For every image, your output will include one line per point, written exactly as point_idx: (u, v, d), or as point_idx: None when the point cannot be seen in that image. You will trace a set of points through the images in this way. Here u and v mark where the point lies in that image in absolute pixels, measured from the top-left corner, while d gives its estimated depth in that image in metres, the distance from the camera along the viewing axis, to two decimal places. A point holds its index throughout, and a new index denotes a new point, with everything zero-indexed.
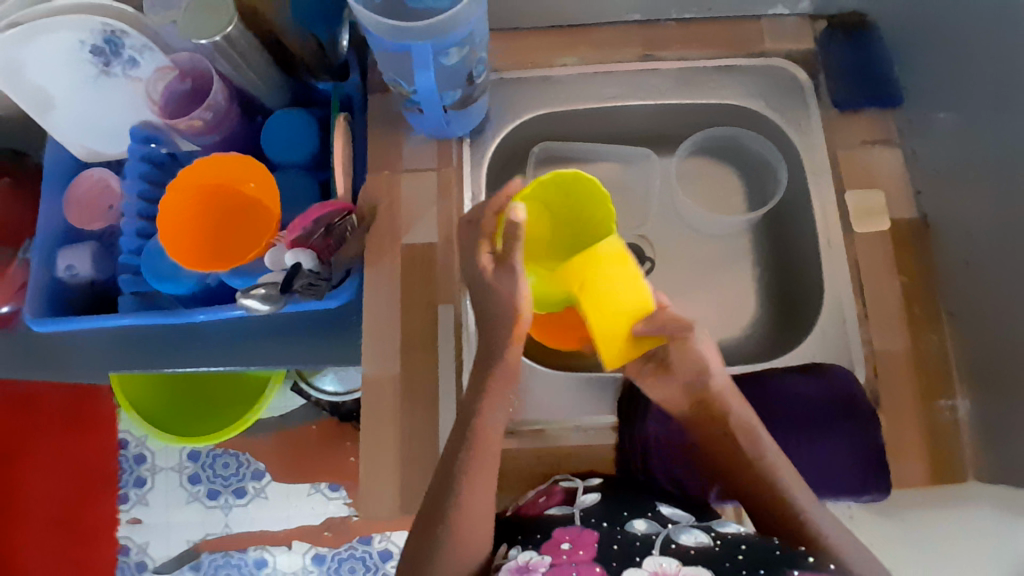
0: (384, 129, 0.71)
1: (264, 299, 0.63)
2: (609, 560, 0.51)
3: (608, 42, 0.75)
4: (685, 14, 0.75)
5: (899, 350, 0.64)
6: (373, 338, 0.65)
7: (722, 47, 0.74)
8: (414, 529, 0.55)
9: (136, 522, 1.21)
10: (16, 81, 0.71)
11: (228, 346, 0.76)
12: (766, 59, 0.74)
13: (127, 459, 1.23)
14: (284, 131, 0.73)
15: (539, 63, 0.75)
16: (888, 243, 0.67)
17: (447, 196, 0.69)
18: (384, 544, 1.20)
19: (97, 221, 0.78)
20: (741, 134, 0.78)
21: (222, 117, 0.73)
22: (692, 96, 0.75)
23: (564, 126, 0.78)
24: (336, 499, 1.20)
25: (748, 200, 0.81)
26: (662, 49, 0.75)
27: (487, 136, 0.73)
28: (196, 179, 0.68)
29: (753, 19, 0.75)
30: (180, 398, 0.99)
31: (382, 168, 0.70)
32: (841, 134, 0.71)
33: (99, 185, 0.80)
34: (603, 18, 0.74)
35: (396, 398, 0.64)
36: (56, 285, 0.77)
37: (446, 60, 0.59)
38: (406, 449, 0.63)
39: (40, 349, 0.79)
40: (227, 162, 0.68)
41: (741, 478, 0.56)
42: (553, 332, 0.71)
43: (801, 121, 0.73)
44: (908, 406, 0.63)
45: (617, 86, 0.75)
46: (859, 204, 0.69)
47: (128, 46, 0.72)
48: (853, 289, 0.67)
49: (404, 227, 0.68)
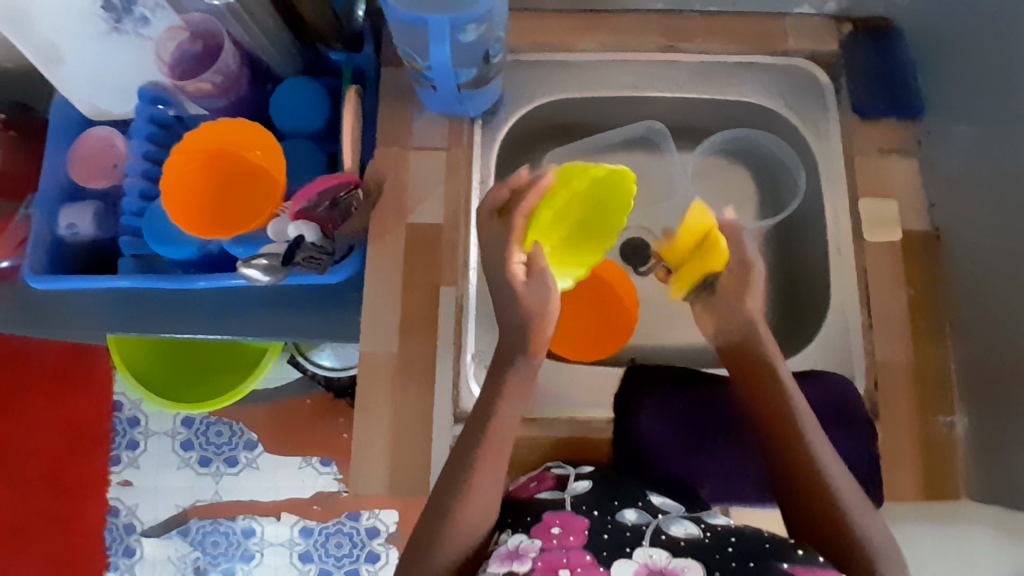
0: (396, 106, 0.70)
1: (265, 269, 0.63)
2: (599, 549, 0.50)
3: (628, 31, 0.73)
4: (709, 7, 0.73)
5: (898, 362, 0.64)
6: (374, 315, 0.65)
7: (744, 44, 0.73)
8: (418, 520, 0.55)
9: (127, 484, 1.21)
10: (28, 33, 0.70)
11: (227, 315, 0.75)
12: (787, 58, 0.73)
13: (121, 422, 1.23)
14: (295, 100, 0.72)
15: (557, 47, 0.73)
16: (897, 252, 0.66)
17: (455, 177, 0.68)
18: (371, 521, 1.21)
19: (101, 179, 0.77)
20: (759, 136, 0.77)
21: (231, 81, 0.71)
22: (708, 90, 0.73)
23: (578, 115, 0.77)
24: (326, 474, 1.21)
25: (760, 205, 0.80)
26: (683, 42, 0.73)
27: (502, 118, 0.72)
28: (201, 144, 0.67)
29: (779, 17, 0.73)
30: (176, 363, 0.99)
31: (391, 144, 0.69)
32: (859, 141, 0.70)
33: (104, 144, 0.78)
34: (625, 5, 0.73)
35: (391, 377, 0.64)
36: (58, 242, 0.76)
37: (463, 36, 0.58)
38: (399, 429, 0.63)
39: (38, 307, 0.79)
40: (231, 128, 0.67)
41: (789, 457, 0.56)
42: (571, 340, 0.72)
43: (819, 123, 0.72)
44: (905, 418, 0.62)
45: (636, 77, 0.73)
46: (871, 212, 0.68)
47: (140, 3, 0.70)
48: (860, 297, 0.66)
49: (410, 206, 0.67)
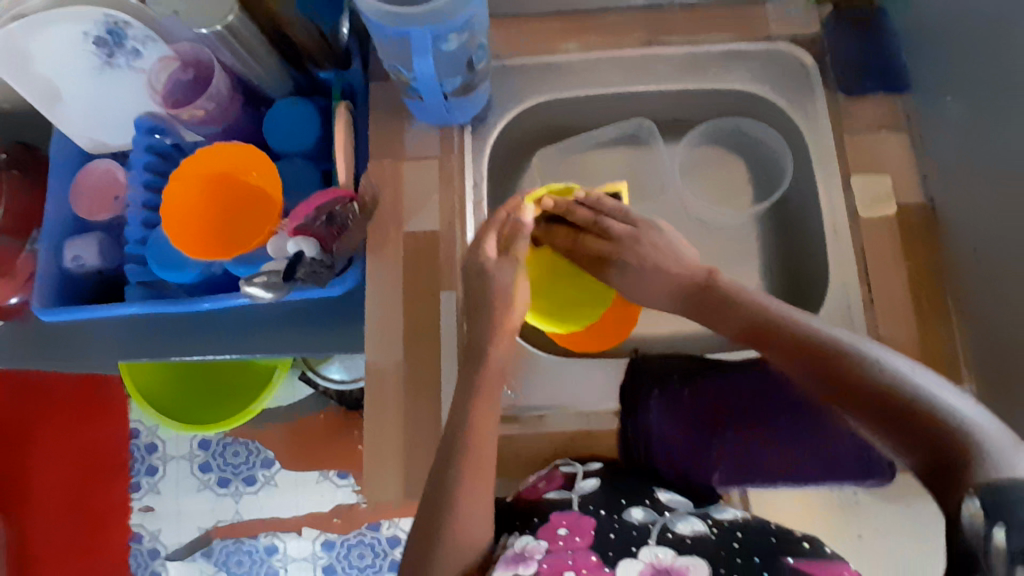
0: (386, 117, 0.71)
1: (266, 286, 0.65)
2: (606, 549, 0.51)
3: (610, 29, 0.74)
4: None
5: (904, 336, 0.64)
6: (379, 326, 0.66)
7: (726, 32, 0.73)
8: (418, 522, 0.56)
9: (148, 510, 1.23)
10: (24, 72, 0.72)
11: (233, 335, 0.76)
12: (771, 43, 0.73)
13: (139, 449, 1.24)
14: (286, 120, 0.73)
15: (542, 49, 0.74)
16: (893, 228, 0.67)
17: (449, 184, 0.69)
18: (392, 530, 1.21)
19: (105, 211, 0.79)
20: (739, 122, 0.78)
21: (224, 105, 0.72)
22: (694, 81, 0.74)
23: (567, 114, 0.77)
24: (344, 487, 1.22)
25: (755, 192, 0.81)
26: (666, 35, 0.74)
27: (492, 122, 0.73)
28: (199, 168, 0.68)
29: (759, 3, 0.74)
30: (188, 386, 1.00)
31: (385, 157, 0.70)
32: (847, 119, 0.70)
33: (106, 177, 0.80)
34: (605, 3, 0.74)
35: (399, 385, 0.65)
36: (65, 274, 0.78)
37: (446, 46, 0.59)
38: (411, 436, 0.64)
39: (53, 340, 0.81)
40: (229, 151, 0.68)
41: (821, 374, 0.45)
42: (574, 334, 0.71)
43: (806, 104, 0.72)
44: None
45: (622, 72, 0.74)
46: (865, 189, 0.68)
47: (131, 37, 0.71)
48: (859, 275, 0.66)
49: (407, 216, 0.68)
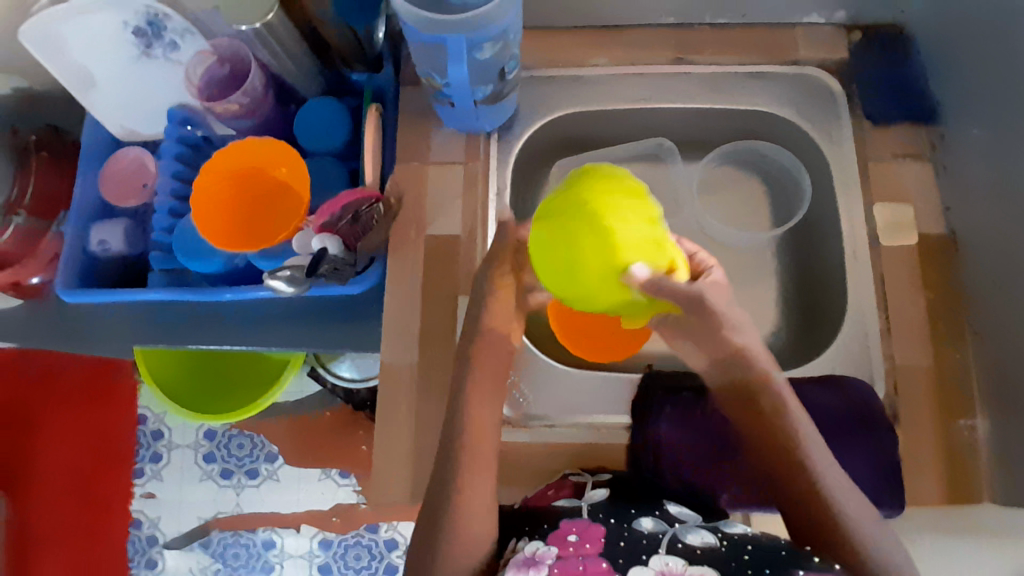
0: (414, 121, 0.72)
1: (289, 281, 0.65)
2: (616, 556, 0.51)
3: (639, 45, 0.75)
4: (719, 19, 0.75)
5: (920, 366, 0.64)
6: (394, 325, 0.67)
7: (754, 54, 0.74)
8: (419, 527, 0.56)
9: (150, 496, 1.23)
10: (61, 58, 0.73)
11: (249, 327, 0.77)
12: (798, 67, 0.74)
13: (145, 435, 1.25)
14: (318, 118, 0.74)
15: (571, 62, 0.75)
16: (913, 258, 0.67)
17: (472, 190, 0.70)
18: (390, 533, 1.21)
19: (132, 198, 0.80)
20: (756, 143, 0.79)
21: (257, 102, 0.73)
22: (721, 100, 0.74)
23: (591, 128, 0.78)
24: (345, 486, 1.22)
25: (773, 214, 0.80)
26: (694, 54, 0.74)
27: (518, 131, 0.74)
28: (230, 163, 0.69)
29: (788, 26, 0.75)
30: (199, 376, 1.01)
31: (410, 159, 0.71)
32: (872, 146, 0.70)
33: (135, 165, 0.81)
34: (636, 20, 0.75)
35: (411, 386, 0.65)
36: (89, 257, 0.79)
37: (479, 54, 0.60)
38: (420, 438, 0.64)
39: (73, 322, 0.82)
40: (261, 147, 0.69)
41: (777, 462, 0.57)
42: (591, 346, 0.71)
43: (831, 129, 0.72)
44: (926, 423, 0.62)
45: (649, 88, 0.74)
46: (887, 218, 0.68)
47: (170, 29, 0.73)
48: (877, 302, 0.66)
49: (428, 219, 0.69)
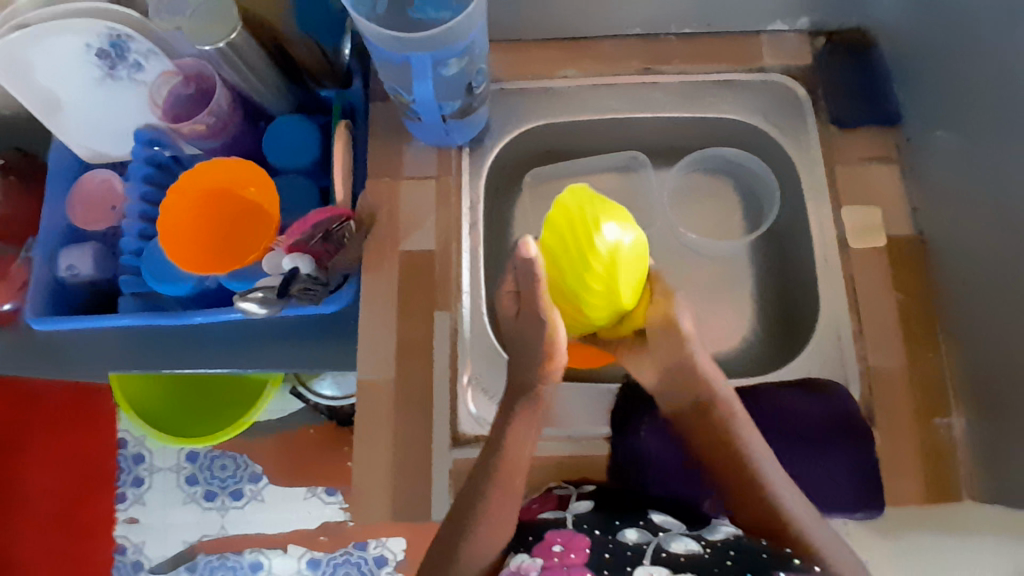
0: (385, 138, 0.72)
1: (262, 302, 0.63)
2: (601, 567, 0.50)
3: (608, 56, 0.75)
4: (685, 29, 0.75)
5: (894, 366, 0.65)
6: (371, 344, 0.66)
7: (721, 62, 0.75)
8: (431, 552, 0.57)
9: (133, 521, 1.21)
10: (24, 82, 0.72)
11: (224, 349, 0.76)
12: (765, 74, 0.75)
13: (126, 459, 1.24)
14: (286, 137, 0.72)
15: (540, 75, 0.75)
16: (884, 259, 0.67)
17: (446, 205, 0.70)
18: (379, 549, 1.20)
19: (101, 221, 0.79)
20: (725, 152, 0.79)
21: (224, 121, 0.71)
22: (690, 109, 0.75)
23: (563, 140, 0.78)
24: (332, 504, 1.21)
25: (745, 221, 0.80)
26: (662, 64, 0.75)
27: (489, 145, 0.74)
28: (196, 184, 0.67)
29: (753, 34, 0.76)
30: (178, 398, 0.99)
31: (383, 175, 0.71)
32: (840, 150, 0.71)
33: (103, 187, 0.80)
34: (604, 31, 0.75)
35: (391, 404, 0.65)
36: (58, 283, 0.78)
37: (446, 70, 0.60)
38: (400, 457, 0.63)
39: (43, 350, 0.80)
40: (228, 167, 0.67)
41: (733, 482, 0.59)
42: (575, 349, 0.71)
43: (798, 133, 0.73)
44: (902, 422, 0.63)
45: (619, 99, 0.75)
46: (857, 220, 0.69)
47: (133, 50, 0.71)
48: (850, 304, 0.67)
49: (402, 235, 0.69)
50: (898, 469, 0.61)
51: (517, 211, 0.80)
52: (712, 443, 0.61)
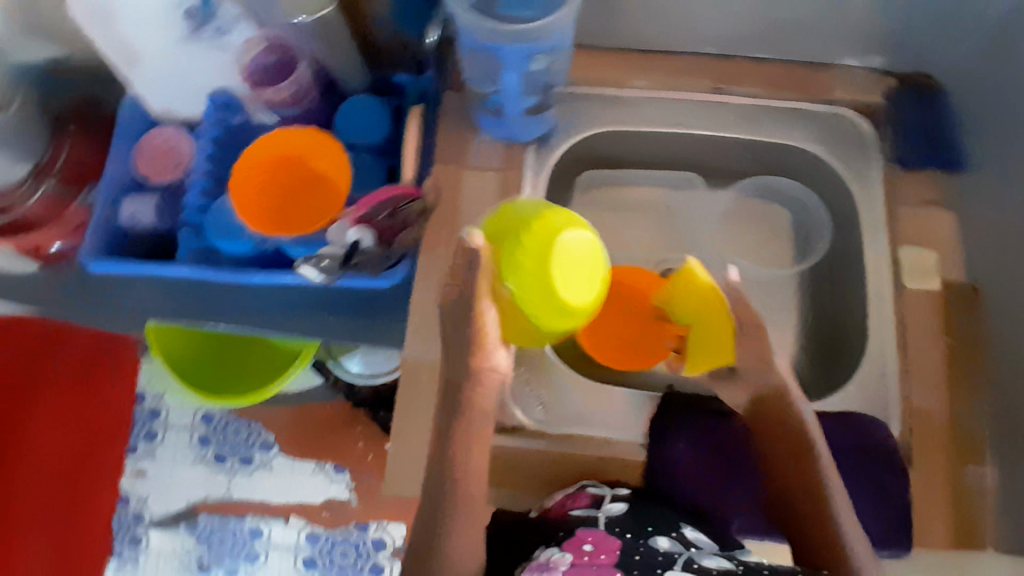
0: (453, 124, 0.72)
1: (323, 269, 0.66)
2: (630, 568, 0.53)
3: (681, 71, 0.76)
4: (760, 53, 0.76)
5: (934, 409, 0.65)
6: (420, 325, 0.67)
7: (792, 90, 0.75)
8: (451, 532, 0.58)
9: (140, 474, 1.23)
10: (106, 31, 0.67)
11: (270, 313, 0.78)
12: (833, 106, 0.75)
13: (142, 413, 1.25)
14: (360, 115, 0.74)
15: (613, 81, 0.75)
16: (936, 303, 0.68)
17: (507, 198, 0.71)
18: (378, 533, 1.19)
19: (163, 175, 0.80)
20: (773, 181, 0.80)
21: (303, 92, 0.73)
22: (757, 133, 0.75)
23: (627, 148, 0.78)
24: (339, 482, 1.22)
25: (795, 251, 0.81)
26: (734, 84, 0.75)
27: (555, 145, 0.74)
28: (270, 148, 0.68)
29: (827, 67, 0.76)
30: (209, 355, 1.00)
31: (448, 162, 0.71)
32: (901, 192, 0.72)
33: (168, 144, 0.81)
34: (681, 45, 0.76)
35: (432, 387, 0.65)
36: (118, 230, 0.80)
37: (532, 66, 0.61)
38: (437, 439, 0.64)
39: (94, 290, 0.83)
40: (302, 135, 0.68)
41: (799, 495, 0.60)
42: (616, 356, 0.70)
43: (861, 170, 0.73)
44: (939, 466, 0.63)
45: (689, 113, 0.75)
46: (912, 261, 0.69)
47: (221, 14, 0.68)
48: (898, 344, 0.67)
49: (460, 222, 0.69)
50: (931, 511, 0.62)
51: (569, 214, 0.81)
52: (780, 444, 0.62)
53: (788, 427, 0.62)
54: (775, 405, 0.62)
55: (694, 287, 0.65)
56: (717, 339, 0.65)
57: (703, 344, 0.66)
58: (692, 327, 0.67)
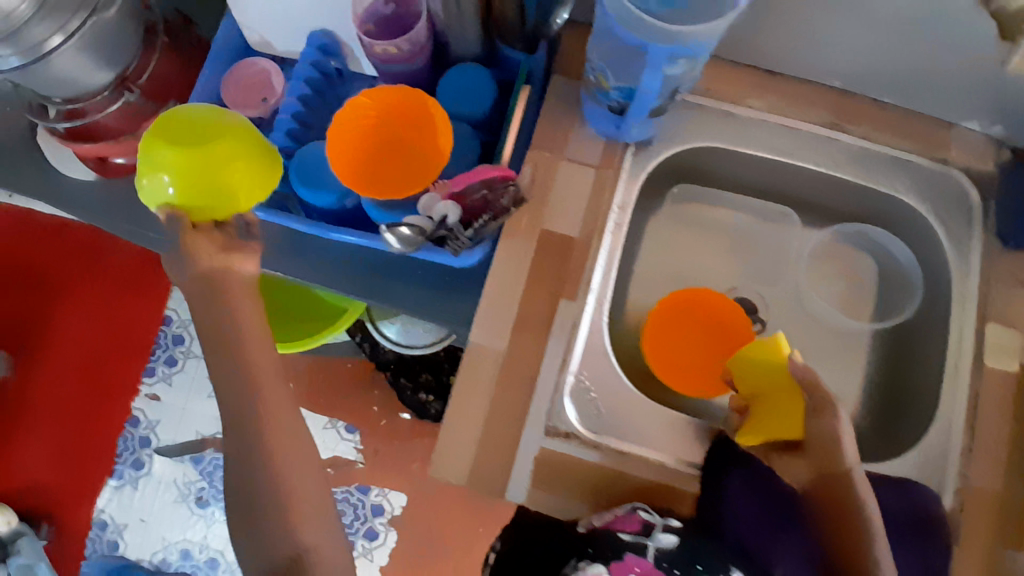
0: (558, 114, 0.70)
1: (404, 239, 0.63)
2: None
3: (800, 99, 0.73)
4: (884, 97, 0.73)
5: (993, 494, 0.63)
6: (491, 310, 0.66)
7: (906, 141, 0.72)
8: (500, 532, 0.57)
9: (154, 399, 1.23)
10: None
11: (335, 269, 0.76)
12: (945, 166, 0.72)
13: (165, 337, 1.24)
14: (465, 84, 0.71)
15: (729, 97, 0.73)
16: (1015, 387, 0.65)
17: (599, 198, 0.69)
18: (379, 498, 1.20)
19: (248, 108, 0.78)
20: (869, 230, 0.78)
21: (417, 50, 0.69)
22: (864, 176, 0.72)
23: (721, 167, 0.76)
24: (347, 441, 1.22)
25: (875, 304, 0.79)
26: (850, 124, 0.73)
27: (655, 150, 0.72)
28: (373, 102, 0.65)
29: (946, 126, 0.73)
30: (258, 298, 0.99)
31: (544, 149, 0.69)
32: (1002, 267, 0.69)
33: (260, 76, 0.79)
34: (807, 74, 0.73)
35: (493, 376, 0.64)
36: None
37: (671, 68, 0.57)
38: (490, 428, 0.63)
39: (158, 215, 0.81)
40: (405, 94, 0.65)
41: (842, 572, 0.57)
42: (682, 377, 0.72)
43: (962, 235, 0.70)
44: (987, 553, 0.61)
45: (798, 144, 0.72)
46: (999, 340, 0.66)
47: None
48: (967, 420, 0.65)
49: (548, 214, 0.68)
50: None
51: (649, 223, 0.80)
52: (829, 516, 0.58)
53: (844, 504, 0.57)
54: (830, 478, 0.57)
55: (767, 360, 0.63)
56: (786, 415, 0.60)
57: (770, 416, 0.61)
58: (764, 397, 0.63)
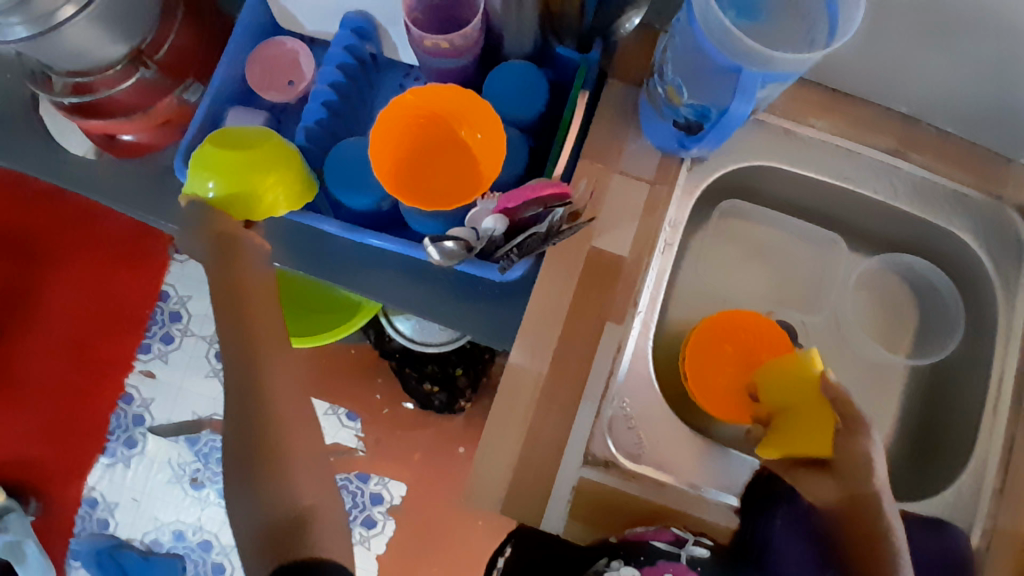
0: (614, 124, 0.67)
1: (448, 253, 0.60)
2: None
3: (864, 123, 0.70)
4: (947, 126, 0.70)
5: None
6: (534, 328, 0.63)
7: (965, 174, 0.70)
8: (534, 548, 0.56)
9: (149, 375, 1.17)
10: None
11: (362, 270, 0.72)
12: (999, 202, 0.70)
13: (163, 313, 1.18)
14: (515, 83, 0.66)
15: (790, 116, 0.70)
16: None
17: (650, 215, 0.65)
18: (378, 487, 1.13)
19: (275, 91, 0.73)
20: (913, 262, 0.76)
21: (467, 46, 0.64)
22: (921, 207, 0.70)
23: (769, 184, 0.74)
24: (347, 428, 1.14)
25: (915, 335, 0.77)
26: (913, 152, 0.70)
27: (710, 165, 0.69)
28: (419, 102, 0.60)
29: (1006, 160, 0.70)
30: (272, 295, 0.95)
31: (596, 160, 0.66)
32: None
33: (289, 57, 0.73)
34: (874, 97, 0.70)
35: (533, 397, 0.61)
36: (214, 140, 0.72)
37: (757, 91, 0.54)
38: (528, 450, 0.60)
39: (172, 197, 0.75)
40: (458, 98, 0.60)
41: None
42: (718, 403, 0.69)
43: (1012, 273, 0.69)
44: None
45: (853, 168, 0.70)
46: None
47: None
48: (1001, 461, 0.65)
49: (597, 229, 0.64)
50: None
51: (692, 240, 0.77)
52: (857, 537, 0.57)
53: (872, 530, 0.56)
54: (858, 503, 0.56)
55: (800, 375, 0.60)
56: (813, 432, 0.57)
57: (797, 434, 0.59)
58: (795, 412, 0.60)
